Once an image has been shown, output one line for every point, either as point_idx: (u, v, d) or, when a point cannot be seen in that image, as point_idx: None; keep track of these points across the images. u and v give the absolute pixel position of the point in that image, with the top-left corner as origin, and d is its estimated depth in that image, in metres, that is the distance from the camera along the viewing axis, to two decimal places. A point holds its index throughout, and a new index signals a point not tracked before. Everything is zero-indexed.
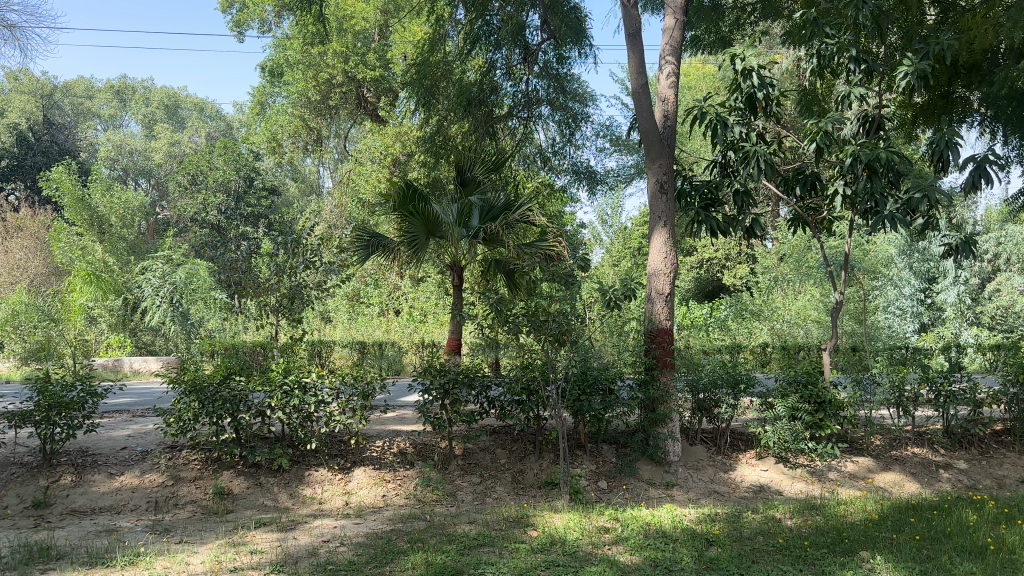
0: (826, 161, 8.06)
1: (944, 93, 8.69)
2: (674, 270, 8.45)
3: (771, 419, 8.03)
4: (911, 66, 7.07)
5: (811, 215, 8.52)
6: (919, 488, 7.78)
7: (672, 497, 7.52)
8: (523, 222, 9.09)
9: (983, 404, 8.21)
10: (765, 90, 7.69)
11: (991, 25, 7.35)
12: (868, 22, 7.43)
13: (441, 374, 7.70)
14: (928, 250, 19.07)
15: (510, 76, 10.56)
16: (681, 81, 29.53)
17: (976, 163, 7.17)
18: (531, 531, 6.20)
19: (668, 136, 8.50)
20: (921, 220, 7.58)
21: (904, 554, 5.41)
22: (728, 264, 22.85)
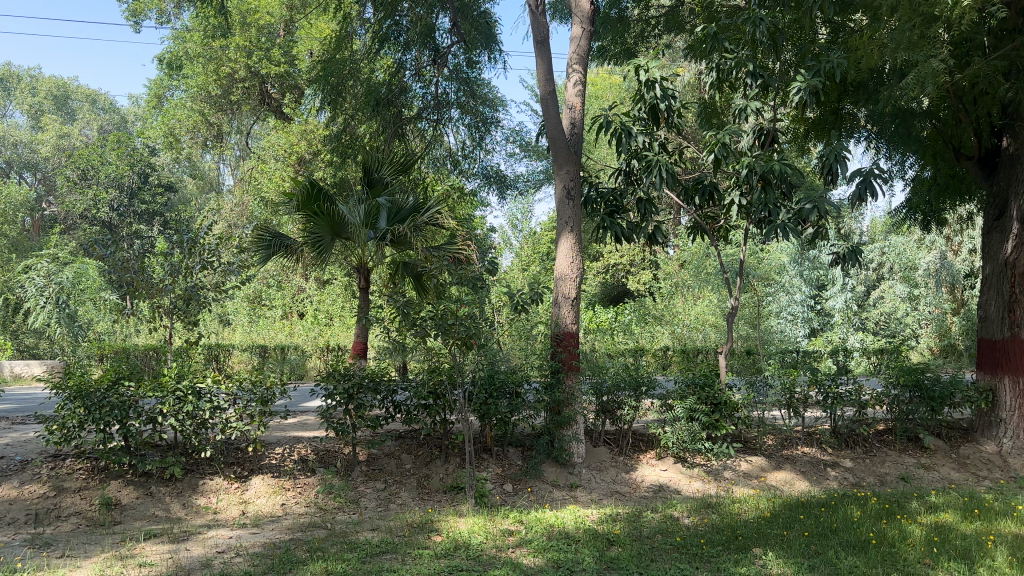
0: (724, 171, 8.30)
1: (834, 109, 9.12)
2: (581, 275, 8.44)
3: (671, 420, 8.19)
4: (804, 81, 7.26)
5: (711, 223, 8.73)
6: (808, 486, 8.00)
7: (575, 498, 7.52)
8: (431, 224, 9.07)
9: (867, 406, 8.57)
10: (667, 101, 7.90)
11: (876, 45, 7.36)
12: (765, 38, 7.62)
13: (345, 378, 7.53)
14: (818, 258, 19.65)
15: (419, 78, 10.46)
16: (587, 90, 30.18)
17: (862, 177, 7.54)
18: (434, 536, 6.14)
19: (576, 144, 8.51)
20: (811, 229, 7.88)
21: (793, 550, 5.65)
22: (633, 269, 23.38)
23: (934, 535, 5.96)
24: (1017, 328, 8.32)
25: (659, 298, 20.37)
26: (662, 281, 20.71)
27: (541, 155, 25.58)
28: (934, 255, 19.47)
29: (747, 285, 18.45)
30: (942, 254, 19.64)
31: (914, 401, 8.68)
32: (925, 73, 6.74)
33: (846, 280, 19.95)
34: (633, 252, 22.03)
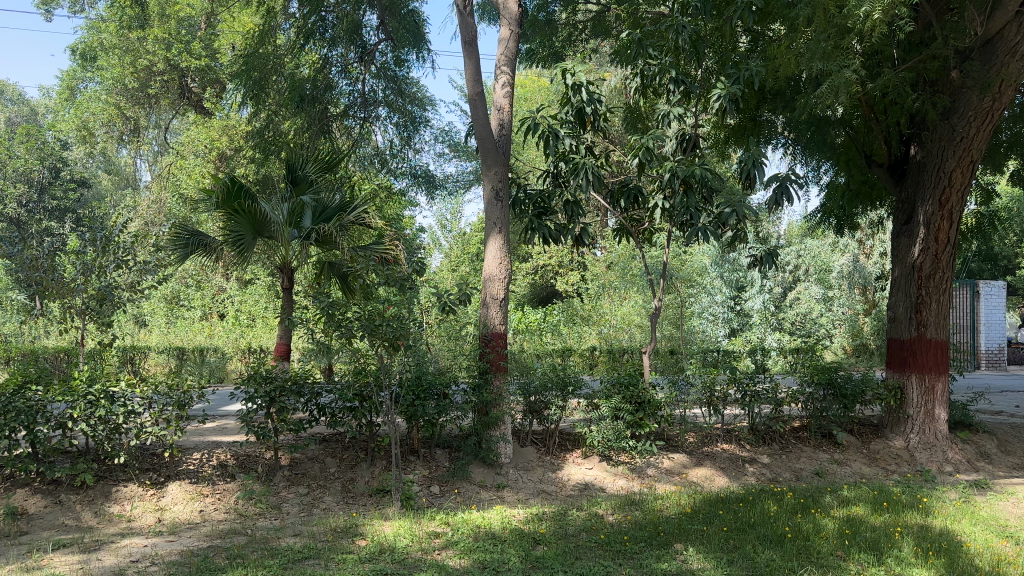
0: (648, 175, 8.44)
1: (753, 116, 9.36)
2: (509, 276, 8.40)
3: (596, 419, 8.28)
4: (724, 89, 7.46)
5: (636, 226, 8.85)
6: (728, 482, 8.19)
7: (502, 498, 7.49)
8: (358, 223, 8.92)
9: (784, 403, 8.84)
10: (594, 105, 8.00)
11: (794, 54, 7.52)
12: (687, 46, 7.81)
13: (267, 381, 7.36)
14: (736, 261, 20.35)
15: (346, 75, 10.32)
16: (516, 92, 30.42)
17: (779, 182, 7.80)
18: (359, 540, 6.08)
19: (504, 145, 8.49)
20: (731, 232, 8.10)
21: (713, 544, 5.82)
22: (561, 270, 23.64)
23: (845, 527, 6.21)
24: (923, 328, 8.70)
25: (585, 298, 20.64)
26: (589, 282, 20.98)
27: (470, 156, 25.62)
28: (846, 258, 20.58)
29: (670, 286, 18.85)
30: (854, 258, 20.82)
31: (827, 398, 8.96)
32: (838, 83, 7.00)
33: (765, 281, 20.17)
34: (561, 253, 22.26)
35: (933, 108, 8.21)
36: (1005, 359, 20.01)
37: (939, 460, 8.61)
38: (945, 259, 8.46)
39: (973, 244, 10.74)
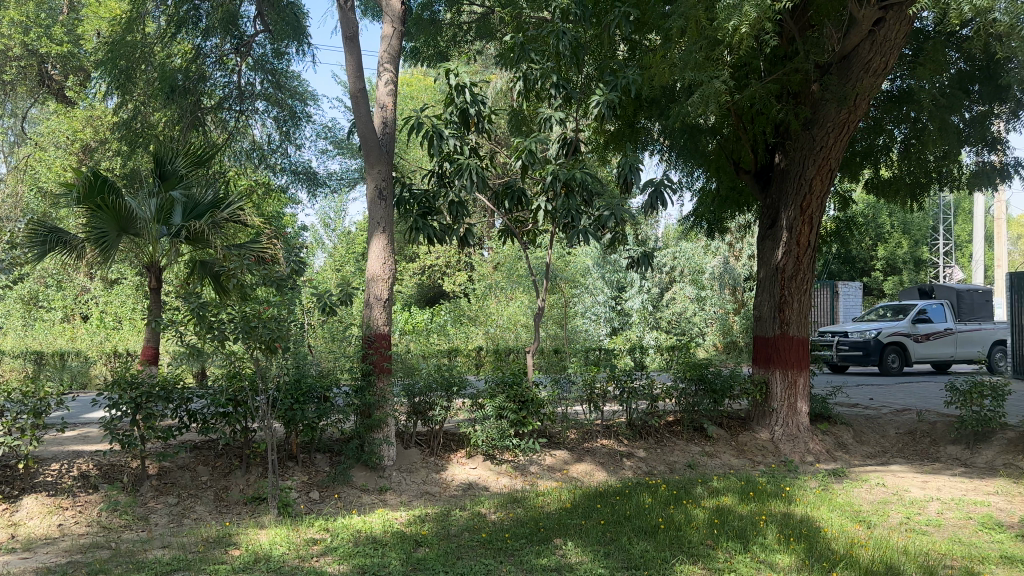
0: (531, 177, 8.54)
1: (631, 122, 9.66)
2: (393, 276, 8.31)
3: (480, 418, 8.31)
4: (602, 95, 7.65)
5: (520, 227, 8.94)
6: (607, 476, 8.39)
7: (384, 501, 7.39)
8: (234, 221, 8.60)
9: (659, 399, 9.18)
10: (477, 106, 8.06)
11: (668, 64, 7.76)
12: (568, 52, 7.97)
13: (133, 387, 7.00)
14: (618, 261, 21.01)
15: (221, 66, 9.91)
16: (402, 90, 30.31)
17: (654, 186, 8.08)
18: (232, 550, 5.89)
19: (386, 143, 8.38)
20: (611, 234, 8.30)
21: (591, 538, 5.97)
22: (448, 270, 23.70)
23: (714, 517, 6.50)
24: (787, 326, 9.22)
25: (472, 299, 20.71)
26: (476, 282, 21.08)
27: (354, 154, 25.20)
28: (718, 260, 20.88)
29: (555, 286, 19.19)
30: (724, 259, 21.13)
31: (699, 393, 9.38)
32: (708, 93, 7.32)
33: (643, 281, 20.86)
34: (448, 253, 22.31)
35: (796, 118, 8.73)
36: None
37: (801, 451, 9.13)
38: (806, 261, 8.99)
39: (832, 247, 11.48)
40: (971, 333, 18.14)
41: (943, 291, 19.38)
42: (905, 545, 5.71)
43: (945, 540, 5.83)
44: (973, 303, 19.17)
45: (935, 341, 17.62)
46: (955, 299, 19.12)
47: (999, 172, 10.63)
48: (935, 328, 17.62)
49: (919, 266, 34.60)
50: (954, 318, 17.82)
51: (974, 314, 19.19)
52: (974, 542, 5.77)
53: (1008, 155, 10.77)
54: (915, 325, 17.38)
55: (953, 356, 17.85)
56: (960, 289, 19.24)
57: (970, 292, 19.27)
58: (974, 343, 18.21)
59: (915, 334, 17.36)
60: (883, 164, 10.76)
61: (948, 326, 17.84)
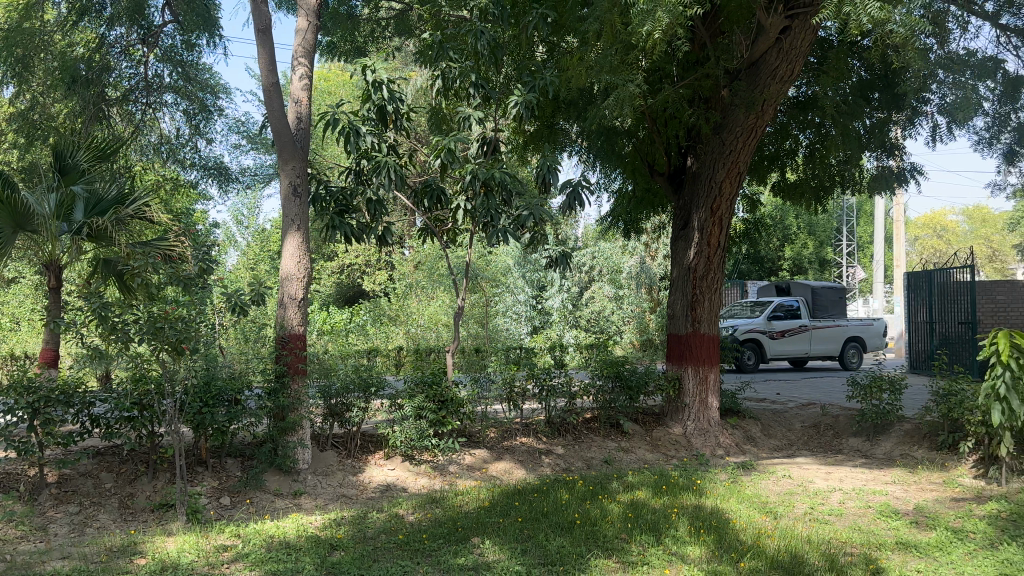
0: (450, 176, 8.51)
1: (550, 123, 9.76)
2: (308, 275, 8.14)
3: (399, 419, 8.24)
4: (521, 96, 7.68)
5: (439, 226, 8.89)
6: (525, 474, 8.44)
7: (299, 506, 7.23)
8: (139, 217, 8.26)
9: (577, 396, 9.30)
10: (394, 103, 8.00)
11: (585, 67, 7.84)
12: (486, 51, 7.98)
13: (30, 391, 6.67)
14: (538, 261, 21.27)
15: (127, 56, 9.59)
16: (320, 86, 29.90)
17: (572, 187, 8.18)
18: (138, 559, 5.68)
19: (301, 139, 8.20)
20: (530, 234, 8.35)
21: (508, 536, 6.00)
22: (368, 269, 23.48)
23: (629, 511, 6.62)
24: (698, 323, 9.48)
25: (392, 298, 20.53)
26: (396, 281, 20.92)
27: (269, 149, 24.62)
28: (635, 260, 21.49)
29: (475, 285, 19.23)
30: (641, 259, 21.76)
31: (615, 390, 9.58)
32: (623, 97, 7.46)
33: (563, 280, 21.17)
34: (368, 252, 22.11)
35: (707, 123, 9.00)
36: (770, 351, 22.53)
37: (712, 444, 9.40)
38: (716, 261, 9.27)
39: (742, 248, 11.86)
40: (824, 330, 18.76)
41: (798, 288, 19.36)
42: (809, 534, 5.93)
43: (845, 528, 6.08)
44: (824, 300, 19.39)
45: (790, 338, 18.22)
46: (810, 297, 19.26)
47: (896, 176, 11.06)
48: (790, 325, 18.21)
49: (824, 265, 36.24)
50: (809, 316, 18.42)
51: (826, 311, 19.50)
52: (872, 530, 6.05)
53: (905, 160, 11.18)
54: (770, 323, 17.95)
55: (807, 353, 18.51)
56: (815, 287, 19.29)
57: (823, 288, 19.38)
58: (827, 340, 18.83)
59: (770, 332, 17.95)
60: (789, 168, 11.17)
61: (804, 323, 18.43)
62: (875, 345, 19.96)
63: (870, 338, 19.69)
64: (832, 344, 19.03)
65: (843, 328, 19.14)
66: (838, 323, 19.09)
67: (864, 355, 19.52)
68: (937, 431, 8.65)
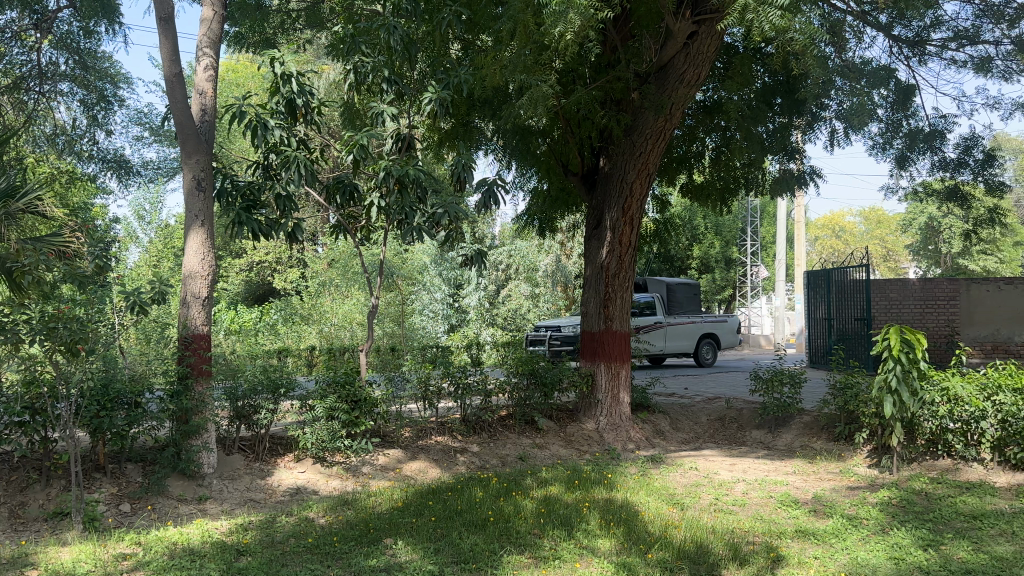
0: (363, 173, 8.39)
1: (465, 121, 9.76)
2: (213, 272, 7.88)
3: (310, 420, 8.06)
4: (435, 93, 7.63)
5: (352, 223, 8.74)
6: (440, 473, 8.38)
7: (204, 511, 6.99)
8: (30, 212, 7.06)
9: (492, 394, 9.31)
10: (304, 97, 7.84)
11: (499, 66, 7.85)
12: (400, 47, 7.91)
13: None
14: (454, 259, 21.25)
15: (17, 41, 9.25)
16: (228, 78, 29.06)
17: (487, 186, 8.18)
18: (28, 572, 5.39)
19: (206, 132, 7.95)
20: (445, 233, 8.31)
21: (421, 536, 5.96)
22: (279, 267, 22.94)
23: (541, 507, 6.69)
24: (610, 321, 9.66)
25: (305, 296, 20.12)
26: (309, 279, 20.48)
27: (173, 142, 23.74)
28: (551, 259, 22.31)
29: (390, 284, 19.04)
30: (557, 258, 22.66)
31: (530, 387, 9.65)
32: (536, 97, 7.51)
33: (480, 279, 21.20)
34: (279, 249, 21.58)
35: (618, 124, 9.17)
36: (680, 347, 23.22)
37: (624, 439, 9.57)
38: (627, 260, 9.45)
39: (653, 247, 12.15)
40: (680, 327, 19.02)
41: (654, 286, 18.87)
42: (714, 524, 6.11)
43: (749, 518, 6.30)
44: (679, 297, 19.10)
45: (645, 335, 18.12)
46: (665, 294, 18.86)
47: (797, 178, 11.71)
48: (645, 322, 18.26)
49: (730, 265, 37.38)
50: (664, 313, 18.60)
51: (681, 308, 19.29)
52: (774, 518, 6.28)
53: (806, 164, 11.82)
54: None
55: (662, 350, 18.55)
56: (670, 283, 18.98)
57: (678, 286, 19.17)
58: (681, 337, 19.03)
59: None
60: (697, 169, 11.51)
61: (658, 320, 18.57)
62: (727, 341, 20.60)
63: (721, 334, 20.34)
64: (685, 341, 19.30)
65: (697, 324, 19.45)
66: (691, 320, 19.44)
67: (718, 351, 20.06)
68: (834, 423, 9.05)
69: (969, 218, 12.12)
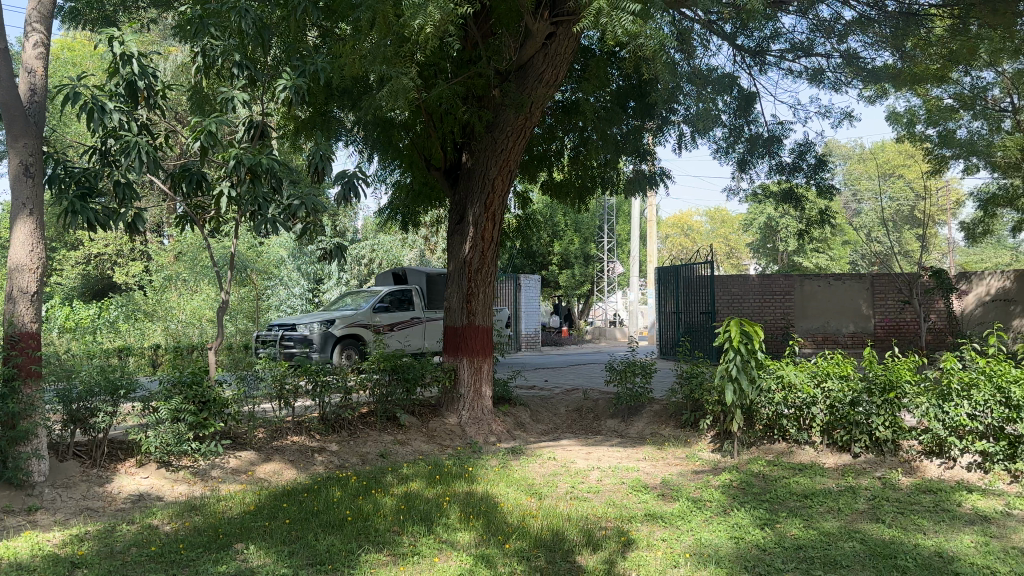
0: (212, 161, 8.01)
1: (323, 111, 9.52)
2: (44, 265, 7.27)
3: (154, 423, 7.60)
4: (289, 80, 7.39)
5: (201, 214, 8.33)
6: (295, 474, 8.13)
7: (33, 523, 6.45)
8: None
9: (352, 391, 9.16)
10: (146, 80, 7.39)
11: (358, 56, 7.69)
12: (252, 32, 7.61)
13: None
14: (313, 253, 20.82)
15: None
16: (65, 57, 27.12)
17: (347, 179, 7.99)
18: None
19: (36, 113, 7.33)
20: (301, 225, 8.06)
21: (274, 539, 5.77)
22: (121, 260, 21.61)
23: (400, 504, 6.64)
24: (473, 316, 9.71)
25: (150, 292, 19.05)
26: (154, 273, 19.39)
27: None
28: (415, 252, 23.16)
29: (245, 279, 18.37)
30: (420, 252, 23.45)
31: (392, 383, 9.52)
32: (397, 89, 7.44)
33: (341, 275, 21.06)
34: (121, 241, 20.32)
35: (480, 120, 9.22)
36: (539, 341, 23.86)
37: (485, 432, 9.65)
38: (489, 255, 9.52)
39: (515, 243, 12.35)
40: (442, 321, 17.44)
41: (413, 276, 17.53)
42: (569, 512, 6.27)
43: (602, 505, 6.50)
44: (440, 289, 17.69)
45: (400, 331, 16.14)
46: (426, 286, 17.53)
47: (649, 179, 12.17)
48: (399, 317, 16.18)
49: (588, 261, 38.49)
50: (422, 306, 16.81)
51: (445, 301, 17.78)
52: (625, 504, 6.52)
53: (657, 165, 12.32)
54: (375, 315, 15.38)
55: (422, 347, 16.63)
56: (431, 273, 17.68)
57: (440, 277, 17.90)
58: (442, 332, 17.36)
59: (374, 326, 15.34)
60: (556, 168, 11.80)
61: (417, 314, 16.68)
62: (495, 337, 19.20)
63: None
64: None
65: None
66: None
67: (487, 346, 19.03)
68: (681, 411, 9.51)
69: (802, 218, 13.00)
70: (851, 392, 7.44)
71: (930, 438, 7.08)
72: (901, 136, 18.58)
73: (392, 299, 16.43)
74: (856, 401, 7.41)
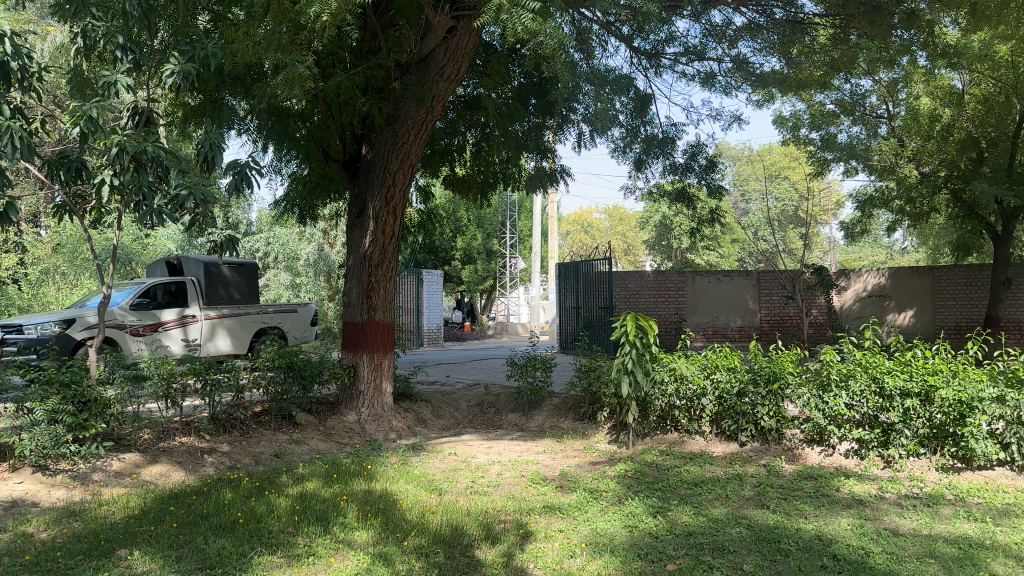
0: (93, 149, 7.60)
1: (214, 98, 9.18)
2: None
3: (28, 425, 7.14)
4: (177, 65, 7.09)
5: (79, 204, 7.89)
6: (183, 476, 7.80)
7: None
8: None
9: (244, 390, 8.90)
10: (19, 60, 6.92)
11: (251, 42, 7.44)
12: (137, 13, 7.25)
13: None
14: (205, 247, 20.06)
15: None
16: None
17: (239, 169, 7.74)
18: None
19: None
20: (189, 216, 7.75)
21: (160, 544, 5.54)
22: None
23: (296, 504, 6.49)
24: (373, 312, 9.59)
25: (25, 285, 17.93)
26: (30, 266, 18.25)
27: None
28: (312, 247, 22.61)
29: (131, 272, 17.52)
30: (318, 247, 22.88)
31: (287, 380, 9.26)
32: (292, 77, 7.24)
33: None
34: None
35: (380, 113, 9.12)
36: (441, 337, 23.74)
37: (385, 429, 9.56)
38: (390, 249, 9.42)
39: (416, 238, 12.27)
40: (225, 320, 14.59)
41: (189, 265, 14.84)
42: (468, 507, 6.27)
43: (501, 498, 6.54)
44: (219, 282, 15.06)
45: (163, 332, 13.55)
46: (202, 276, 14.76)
47: (549, 176, 12.28)
48: (165, 316, 13.64)
49: (490, 257, 38.52)
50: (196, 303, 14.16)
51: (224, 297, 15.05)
52: (523, 496, 6.58)
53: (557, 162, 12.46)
54: (128, 311, 13.10)
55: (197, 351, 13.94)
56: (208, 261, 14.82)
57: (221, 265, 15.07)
58: (228, 333, 14.57)
59: (124, 326, 13.02)
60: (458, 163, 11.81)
61: (190, 312, 14.06)
62: (299, 336, 16.17)
63: (292, 328, 15.89)
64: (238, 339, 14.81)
65: (253, 317, 15.09)
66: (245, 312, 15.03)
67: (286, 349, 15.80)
68: (579, 404, 9.68)
69: (694, 217, 13.44)
70: (738, 383, 7.76)
71: (811, 427, 7.45)
72: (787, 139, 19.50)
73: (158, 293, 13.92)
74: (742, 392, 7.74)
